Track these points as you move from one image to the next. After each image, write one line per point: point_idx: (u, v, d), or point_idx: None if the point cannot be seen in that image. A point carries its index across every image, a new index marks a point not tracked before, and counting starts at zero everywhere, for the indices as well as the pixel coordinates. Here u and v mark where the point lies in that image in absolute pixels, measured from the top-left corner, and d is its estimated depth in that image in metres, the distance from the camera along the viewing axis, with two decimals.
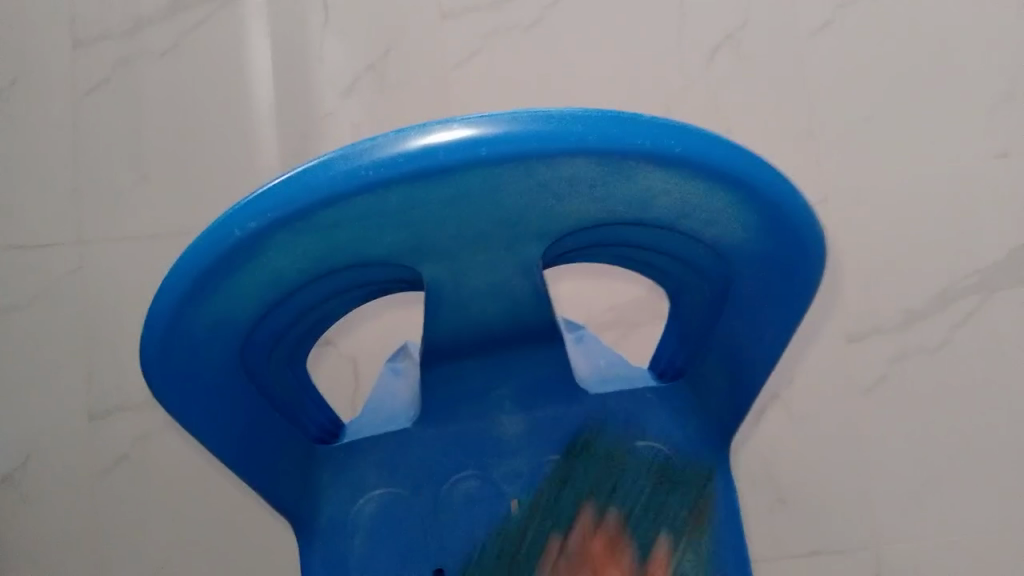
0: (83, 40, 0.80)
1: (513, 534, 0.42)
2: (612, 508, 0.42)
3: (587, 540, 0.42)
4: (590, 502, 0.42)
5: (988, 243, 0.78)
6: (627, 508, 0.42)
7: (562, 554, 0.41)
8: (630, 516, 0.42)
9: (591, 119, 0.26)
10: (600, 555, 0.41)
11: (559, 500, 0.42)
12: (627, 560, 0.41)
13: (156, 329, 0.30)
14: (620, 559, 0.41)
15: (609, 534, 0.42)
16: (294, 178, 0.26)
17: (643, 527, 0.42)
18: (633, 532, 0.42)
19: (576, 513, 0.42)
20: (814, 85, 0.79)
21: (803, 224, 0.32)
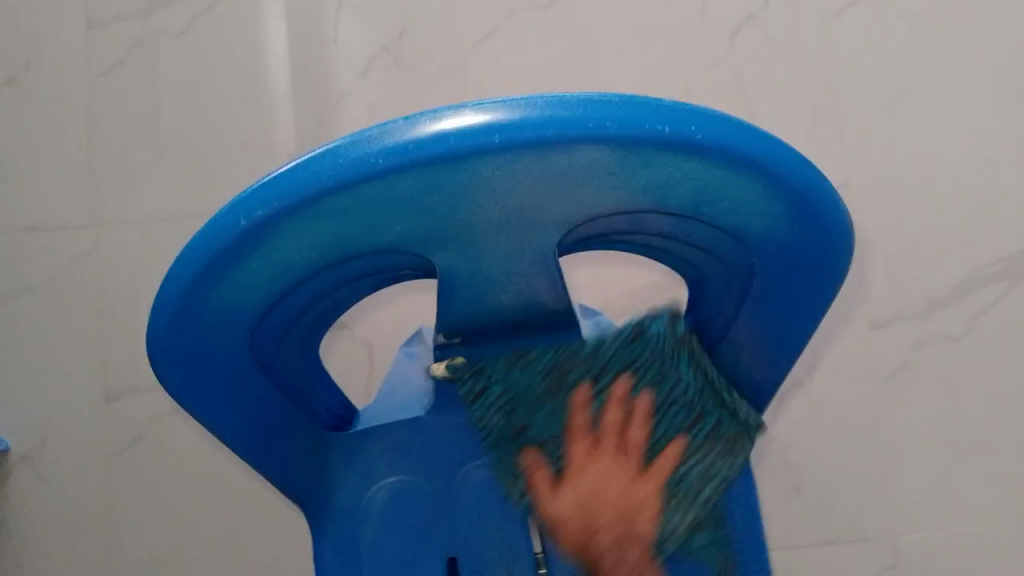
0: (99, 20, 0.79)
1: (553, 377, 0.40)
2: (652, 390, 0.40)
3: (611, 405, 0.40)
4: (630, 375, 0.39)
5: (1016, 230, 0.76)
6: (665, 399, 0.40)
7: (585, 408, 0.40)
8: (665, 407, 0.40)
9: (608, 105, 0.25)
10: (617, 425, 0.40)
11: (608, 362, 0.39)
12: (640, 441, 0.40)
13: (164, 318, 0.30)
14: (633, 440, 0.40)
15: (637, 409, 0.40)
16: (301, 165, 0.26)
17: (669, 423, 0.40)
18: (659, 423, 0.40)
19: (614, 378, 0.40)
20: (838, 67, 0.77)
21: (828, 213, 0.31)
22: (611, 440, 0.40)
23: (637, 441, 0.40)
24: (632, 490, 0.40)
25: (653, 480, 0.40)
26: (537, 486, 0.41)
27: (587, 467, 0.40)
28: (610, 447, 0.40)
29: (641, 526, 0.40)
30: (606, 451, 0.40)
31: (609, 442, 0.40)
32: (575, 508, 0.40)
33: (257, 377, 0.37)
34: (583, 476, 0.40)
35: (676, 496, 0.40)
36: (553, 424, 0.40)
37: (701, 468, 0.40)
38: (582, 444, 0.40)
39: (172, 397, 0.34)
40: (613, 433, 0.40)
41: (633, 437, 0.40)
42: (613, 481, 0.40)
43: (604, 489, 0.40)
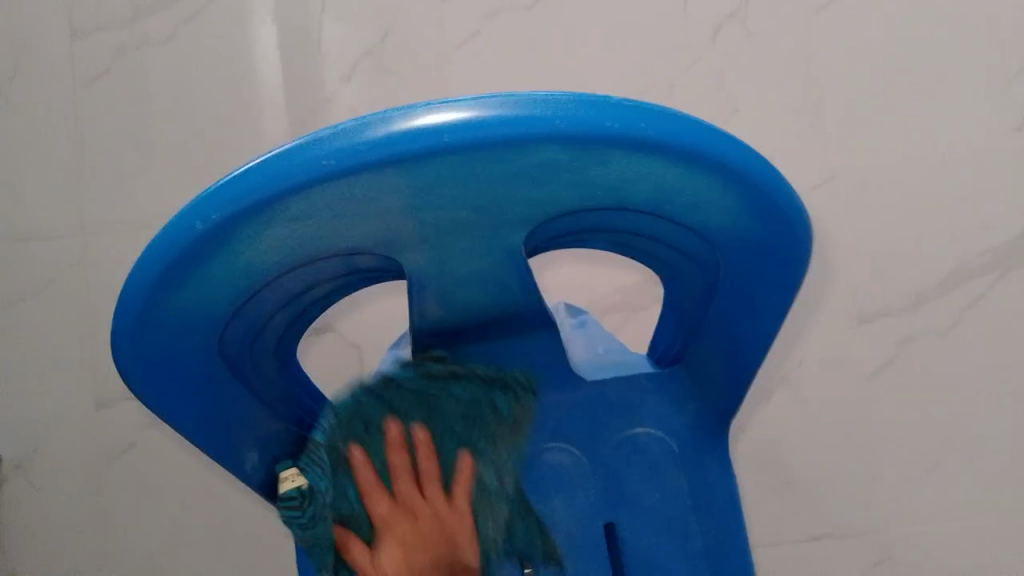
0: (83, 30, 0.79)
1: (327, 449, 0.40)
2: (424, 423, 0.40)
3: (393, 452, 0.40)
4: (398, 419, 0.40)
5: (998, 222, 0.76)
6: (440, 426, 0.40)
7: (367, 468, 0.40)
8: (444, 431, 0.41)
9: (561, 104, 0.26)
10: (405, 468, 0.40)
11: (370, 416, 0.40)
12: (432, 473, 0.41)
13: (129, 324, 0.30)
14: (426, 471, 0.41)
15: (416, 447, 0.40)
16: (257, 167, 0.26)
17: (452, 442, 0.41)
18: (442, 447, 0.41)
19: (385, 428, 0.40)
20: (822, 62, 0.78)
21: (788, 209, 0.31)
22: (406, 483, 0.41)
23: (430, 473, 0.41)
24: (446, 517, 0.41)
25: (461, 506, 0.41)
26: (355, 556, 0.40)
27: (393, 518, 0.40)
28: (410, 491, 0.41)
29: (468, 552, 0.41)
30: (406, 497, 0.41)
31: (406, 487, 0.41)
32: (399, 561, 0.40)
33: (230, 381, 0.37)
34: (394, 528, 0.40)
35: (485, 507, 0.41)
36: (347, 493, 0.40)
37: (496, 471, 0.41)
38: (382, 501, 0.40)
39: (145, 405, 0.34)
40: (405, 476, 0.41)
41: (425, 472, 0.41)
42: (421, 521, 0.41)
43: (416, 535, 0.41)
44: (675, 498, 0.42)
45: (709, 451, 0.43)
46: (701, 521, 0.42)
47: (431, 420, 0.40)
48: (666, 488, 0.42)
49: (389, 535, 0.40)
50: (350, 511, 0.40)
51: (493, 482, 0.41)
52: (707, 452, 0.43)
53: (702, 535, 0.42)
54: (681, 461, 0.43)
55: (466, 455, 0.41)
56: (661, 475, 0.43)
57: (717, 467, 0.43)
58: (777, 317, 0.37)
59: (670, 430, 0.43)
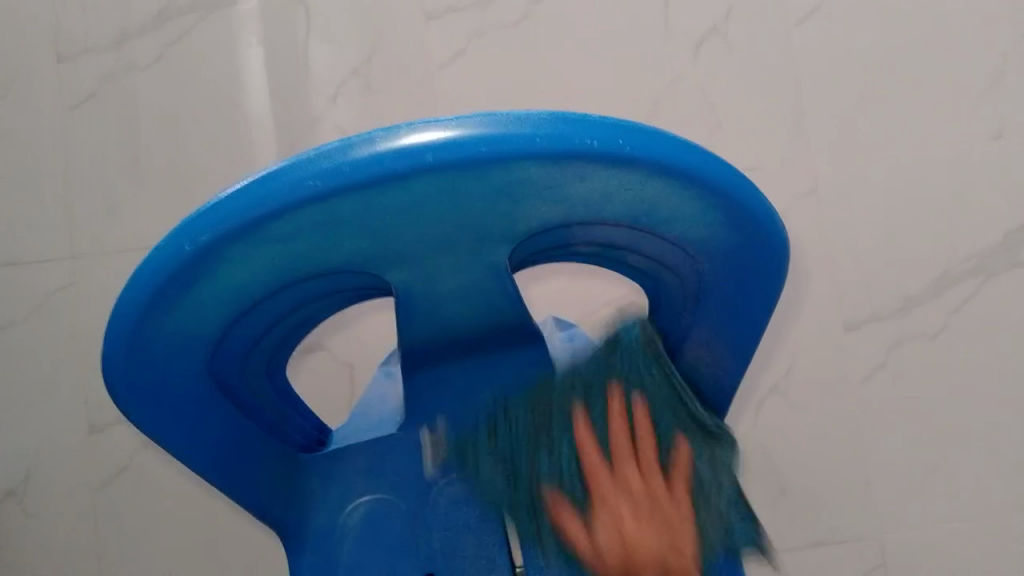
0: (71, 55, 0.80)
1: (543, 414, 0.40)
2: (644, 395, 0.41)
3: (612, 420, 0.40)
4: (619, 387, 0.40)
5: (982, 229, 0.77)
6: (658, 399, 0.41)
7: (589, 436, 0.40)
8: (663, 406, 0.41)
9: (539, 123, 0.26)
10: (624, 445, 0.41)
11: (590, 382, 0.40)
12: (652, 453, 0.41)
13: (119, 348, 0.31)
14: (643, 448, 0.41)
15: (635, 420, 0.41)
16: (240, 191, 0.26)
17: (668, 420, 0.41)
18: (659, 424, 0.41)
19: (606, 395, 0.40)
20: (804, 72, 0.79)
21: (764, 219, 0.32)
22: (626, 458, 0.41)
23: (647, 459, 0.41)
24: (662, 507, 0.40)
25: (677, 491, 0.41)
26: (569, 526, 0.40)
27: (609, 493, 0.40)
28: (629, 465, 0.40)
29: (683, 537, 0.40)
30: (623, 473, 0.40)
31: (626, 463, 0.40)
32: (613, 539, 0.40)
33: (219, 399, 0.37)
34: (609, 501, 0.40)
35: (704, 492, 0.41)
36: (567, 460, 0.40)
37: (710, 456, 0.41)
38: (602, 474, 0.40)
39: (138, 428, 0.34)
40: (625, 448, 0.40)
41: (642, 450, 0.41)
42: (637, 502, 0.40)
43: (634, 515, 0.40)
44: None
45: None
46: None
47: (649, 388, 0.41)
48: None
49: (602, 511, 0.40)
50: (564, 476, 0.40)
51: (706, 477, 0.41)
52: None
53: None
54: None
55: (683, 444, 0.41)
56: None
57: None
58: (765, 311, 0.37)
59: None
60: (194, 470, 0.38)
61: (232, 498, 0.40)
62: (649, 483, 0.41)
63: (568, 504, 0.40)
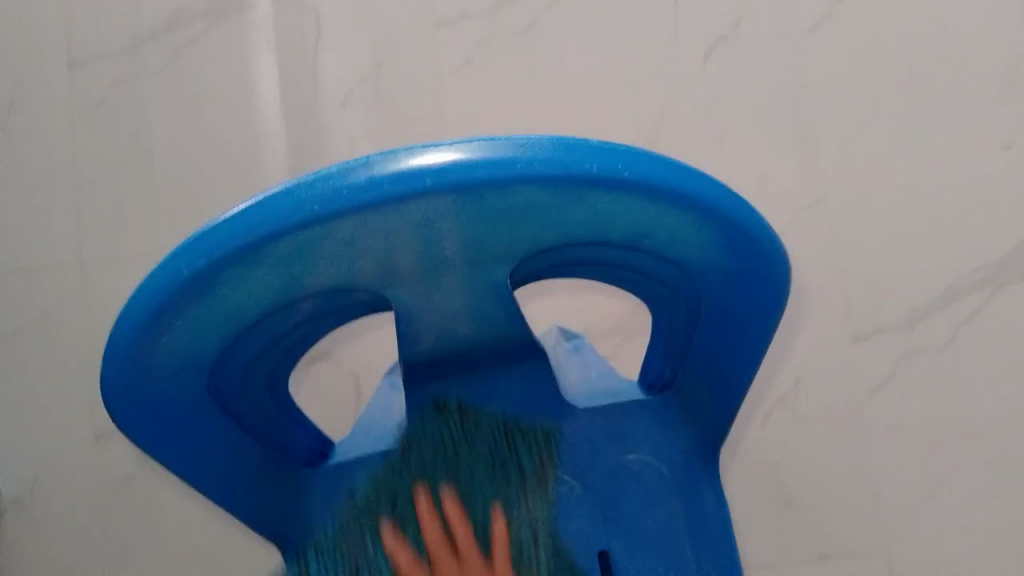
0: (81, 61, 0.81)
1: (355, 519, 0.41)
2: (450, 485, 0.41)
3: (423, 519, 0.40)
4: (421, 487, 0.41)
5: (990, 239, 0.76)
6: (469, 487, 0.41)
7: (402, 543, 0.40)
8: (472, 490, 0.41)
9: (538, 147, 0.26)
10: (439, 537, 0.40)
11: (393, 484, 0.41)
12: (470, 538, 0.40)
13: (116, 368, 0.31)
14: (459, 537, 0.40)
15: (447, 515, 0.40)
16: (241, 213, 0.26)
17: (481, 504, 0.41)
18: (473, 509, 0.40)
19: (411, 500, 0.41)
20: (813, 81, 0.78)
21: (765, 242, 0.32)
22: (443, 551, 0.40)
23: (465, 542, 0.40)
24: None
25: (499, 564, 0.40)
26: None
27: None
28: (445, 557, 0.40)
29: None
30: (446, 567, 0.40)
31: (444, 557, 0.40)
32: None
33: (217, 414, 0.37)
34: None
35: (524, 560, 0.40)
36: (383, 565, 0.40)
37: (528, 522, 0.40)
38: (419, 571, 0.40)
39: (135, 442, 0.34)
40: (439, 542, 0.40)
41: (460, 540, 0.40)
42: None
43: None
44: (669, 524, 0.42)
45: (705, 477, 0.43)
46: (694, 546, 0.42)
47: (460, 479, 0.41)
48: (660, 515, 0.42)
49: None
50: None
51: (529, 538, 0.40)
52: (703, 478, 0.43)
53: (697, 561, 0.41)
54: (674, 486, 0.43)
55: (497, 513, 0.40)
56: (655, 503, 0.42)
57: (710, 492, 0.43)
58: (767, 338, 0.36)
59: (663, 457, 0.43)
60: (192, 486, 0.38)
61: (235, 516, 0.40)
62: (468, 565, 0.40)
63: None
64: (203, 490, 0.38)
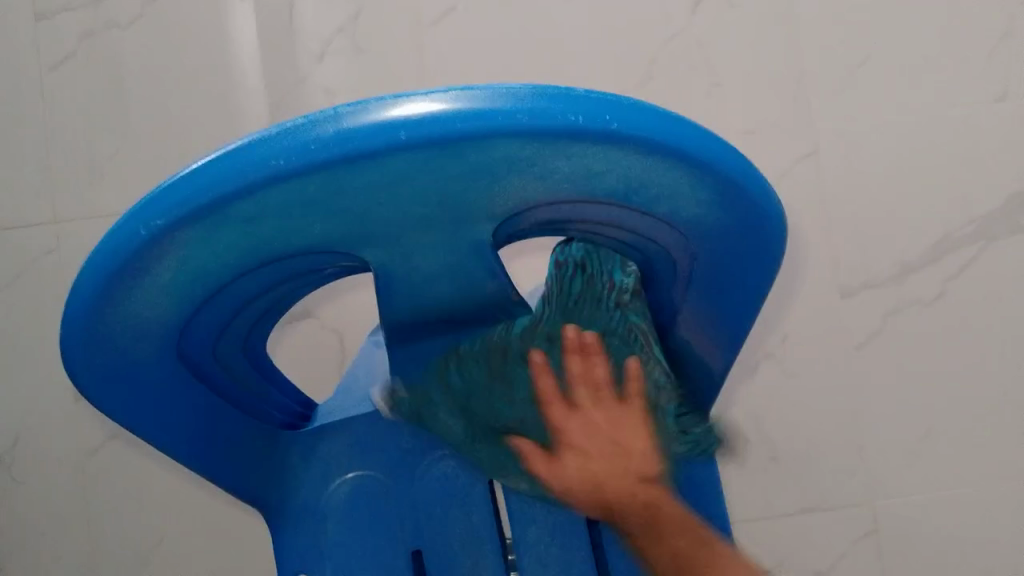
0: (46, 14, 0.77)
1: (494, 355, 0.39)
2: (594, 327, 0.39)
3: (569, 356, 0.40)
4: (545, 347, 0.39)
5: (982, 193, 0.75)
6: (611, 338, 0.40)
7: (547, 373, 0.40)
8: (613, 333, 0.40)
9: (520, 97, 0.25)
10: (581, 377, 0.40)
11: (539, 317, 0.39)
12: (608, 376, 0.40)
13: (78, 332, 0.29)
14: (601, 378, 0.40)
15: (590, 352, 0.40)
16: (204, 168, 0.25)
17: (620, 341, 0.40)
18: (613, 348, 0.40)
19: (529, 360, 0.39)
20: (805, 32, 0.75)
21: (755, 197, 0.30)
22: (584, 390, 0.40)
23: (603, 381, 0.40)
24: (617, 437, 0.40)
25: (635, 406, 0.40)
26: (534, 462, 0.40)
27: (569, 426, 0.40)
28: (585, 397, 0.40)
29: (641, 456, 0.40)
30: (583, 401, 0.40)
31: (584, 392, 0.40)
32: (579, 472, 0.40)
33: (190, 378, 0.36)
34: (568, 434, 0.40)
35: (657, 404, 0.40)
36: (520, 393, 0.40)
37: (661, 368, 0.40)
38: (558, 408, 0.40)
39: (90, 399, 0.33)
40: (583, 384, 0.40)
41: (599, 379, 0.40)
42: (597, 430, 0.40)
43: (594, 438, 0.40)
44: None
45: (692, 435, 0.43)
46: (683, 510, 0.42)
47: (600, 323, 0.40)
48: None
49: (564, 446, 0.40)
50: (524, 412, 0.40)
51: (659, 382, 0.40)
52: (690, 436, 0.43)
53: None
54: None
55: (635, 361, 0.40)
56: None
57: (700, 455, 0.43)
58: (767, 282, 0.36)
59: None
60: (155, 447, 0.36)
61: (207, 477, 0.39)
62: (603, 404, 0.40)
63: (535, 443, 0.41)
64: (167, 451, 0.37)
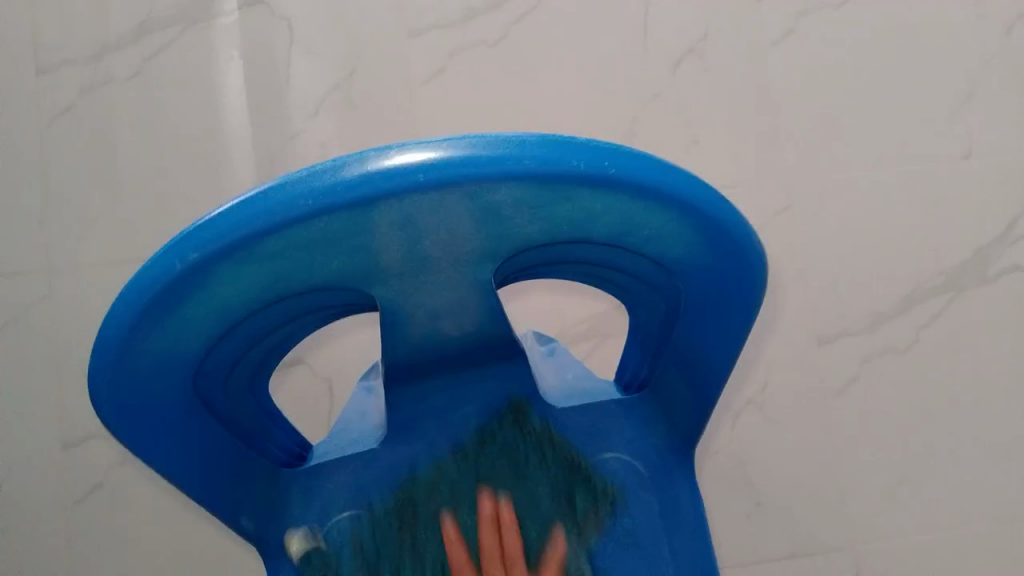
0: (46, 68, 0.79)
1: (405, 511, 0.43)
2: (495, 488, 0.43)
3: (480, 526, 0.42)
4: (457, 509, 0.43)
5: (949, 244, 0.78)
6: (531, 502, 0.43)
7: (459, 541, 0.42)
8: (533, 511, 0.43)
9: (528, 144, 0.27)
10: (492, 547, 0.42)
11: (443, 491, 0.43)
12: (519, 549, 0.42)
13: (106, 360, 0.31)
14: (514, 551, 0.42)
15: (502, 522, 0.43)
16: (236, 206, 0.27)
17: (536, 497, 0.43)
18: (524, 509, 0.43)
19: (441, 524, 0.42)
20: (779, 92, 0.79)
21: (740, 237, 0.33)
22: (496, 564, 0.42)
23: (515, 551, 0.42)
24: None
25: None
26: None
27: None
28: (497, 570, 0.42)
29: None
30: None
31: (494, 565, 0.42)
32: None
33: (194, 402, 0.37)
34: None
35: None
36: (431, 557, 0.42)
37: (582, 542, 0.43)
38: None
39: (97, 414, 0.33)
40: (493, 550, 0.42)
41: (512, 546, 0.42)
42: None
43: None
44: (647, 519, 0.43)
45: (680, 469, 0.44)
46: (672, 542, 0.43)
47: (510, 485, 0.43)
48: (638, 509, 0.43)
49: None
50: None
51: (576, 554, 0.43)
52: (678, 471, 0.44)
53: (672, 557, 0.43)
54: (649, 482, 0.44)
55: (558, 533, 0.43)
56: (632, 498, 0.44)
57: (687, 488, 0.44)
58: (744, 325, 0.37)
59: (639, 454, 0.44)
60: (150, 466, 0.36)
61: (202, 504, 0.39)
62: None
63: None
64: (162, 471, 0.36)
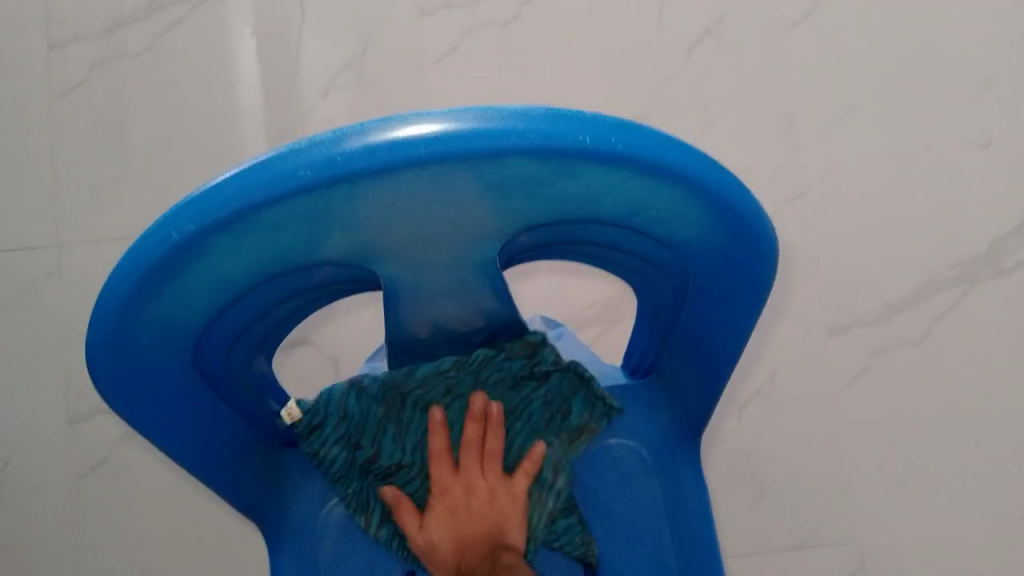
0: (59, 43, 0.80)
1: (394, 402, 0.41)
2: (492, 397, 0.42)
3: (468, 422, 0.42)
4: (447, 405, 0.42)
5: (968, 235, 0.76)
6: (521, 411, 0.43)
7: (443, 431, 0.42)
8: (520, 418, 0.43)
9: (533, 118, 0.26)
10: (472, 443, 0.42)
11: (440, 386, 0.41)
12: (497, 450, 0.43)
13: (104, 331, 0.30)
14: (492, 450, 0.43)
15: (490, 424, 0.42)
16: (234, 176, 0.26)
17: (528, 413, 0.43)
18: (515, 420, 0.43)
19: (429, 415, 0.42)
20: (795, 77, 0.78)
21: (750, 218, 0.32)
22: (472, 456, 0.42)
23: (493, 452, 0.43)
24: (510, 487, 0.43)
25: (518, 485, 0.43)
26: (402, 517, 0.43)
27: (449, 485, 0.43)
28: (472, 462, 0.43)
29: (511, 534, 0.43)
30: (466, 466, 0.43)
31: (470, 458, 0.42)
32: (446, 533, 0.43)
33: (194, 375, 0.36)
34: (449, 493, 0.43)
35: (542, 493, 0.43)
36: (411, 441, 0.42)
37: (558, 458, 0.43)
38: (444, 467, 0.42)
39: (93, 384, 0.32)
40: (473, 448, 0.42)
41: (491, 446, 0.43)
42: (475, 494, 0.43)
43: (469, 512, 0.43)
44: (648, 507, 0.44)
45: (683, 457, 0.44)
46: (673, 530, 0.44)
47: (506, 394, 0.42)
48: (640, 497, 0.44)
49: (438, 503, 0.43)
50: (403, 461, 0.43)
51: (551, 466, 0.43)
52: (682, 459, 0.44)
53: (672, 545, 0.43)
54: (653, 470, 0.44)
55: (539, 445, 0.43)
56: (635, 485, 0.45)
57: (691, 474, 0.44)
58: (755, 308, 0.36)
59: (643, 441, 0.45)
60: (146, 438, 0.36)
61: (200, 479, 0.39)
62: (487, 476, 0.43)
63: (406, 501, 0.43)
64: (158, 443, 0.36)
